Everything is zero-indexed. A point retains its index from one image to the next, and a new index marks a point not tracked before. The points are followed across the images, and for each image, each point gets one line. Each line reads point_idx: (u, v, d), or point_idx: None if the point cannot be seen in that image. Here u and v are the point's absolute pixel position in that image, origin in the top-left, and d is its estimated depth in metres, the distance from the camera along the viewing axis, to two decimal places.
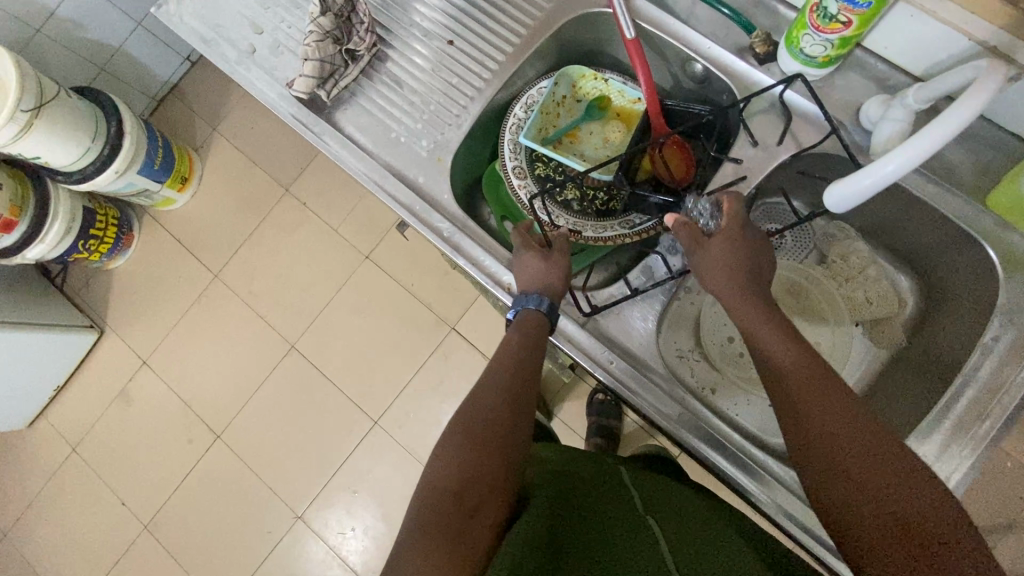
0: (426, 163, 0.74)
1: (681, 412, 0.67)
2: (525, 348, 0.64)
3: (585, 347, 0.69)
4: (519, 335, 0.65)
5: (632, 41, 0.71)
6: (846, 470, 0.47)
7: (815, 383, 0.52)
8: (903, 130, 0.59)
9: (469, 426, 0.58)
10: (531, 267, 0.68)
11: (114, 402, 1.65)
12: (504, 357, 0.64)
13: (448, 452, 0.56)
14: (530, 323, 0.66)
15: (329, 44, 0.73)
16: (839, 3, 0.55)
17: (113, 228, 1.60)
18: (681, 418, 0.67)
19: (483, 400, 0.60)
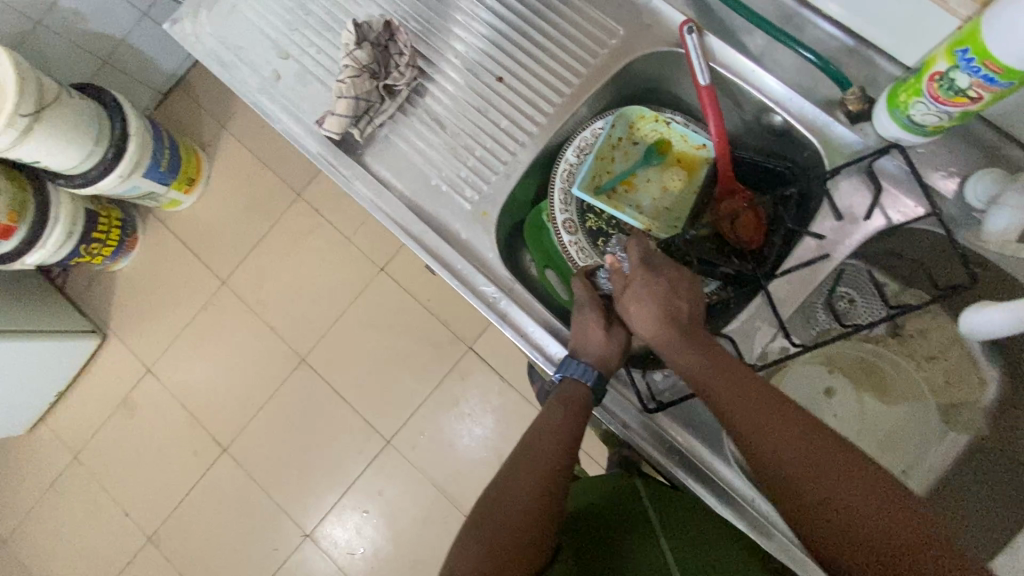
0: (468, 216, 0.67)
1: (712, 486, 0.62)
2: (567, 425, 0.58)
3: (631, 429, 0.65)
4: (561, 409, 0.59)
5: (706, 89, 0.64)
6: (824, 514, 0.47)
7: (765, 415, 0.51)
8: (1023, 220, 0.53)
9: (497, 509, 0.55)
10: (583, 332, 0.62)
11: (117, 410, 1.60)
12: (542, 432, 0.59)
13: (473, 535, 0.54)
14: (571, 394, 0.60)
15: (366, 80, 0.65)
16: (971, 78, 0.47)
17: (116, 230, 1.53)
18: (715, 491, 0.62)
19: (514, 479, 0.56)
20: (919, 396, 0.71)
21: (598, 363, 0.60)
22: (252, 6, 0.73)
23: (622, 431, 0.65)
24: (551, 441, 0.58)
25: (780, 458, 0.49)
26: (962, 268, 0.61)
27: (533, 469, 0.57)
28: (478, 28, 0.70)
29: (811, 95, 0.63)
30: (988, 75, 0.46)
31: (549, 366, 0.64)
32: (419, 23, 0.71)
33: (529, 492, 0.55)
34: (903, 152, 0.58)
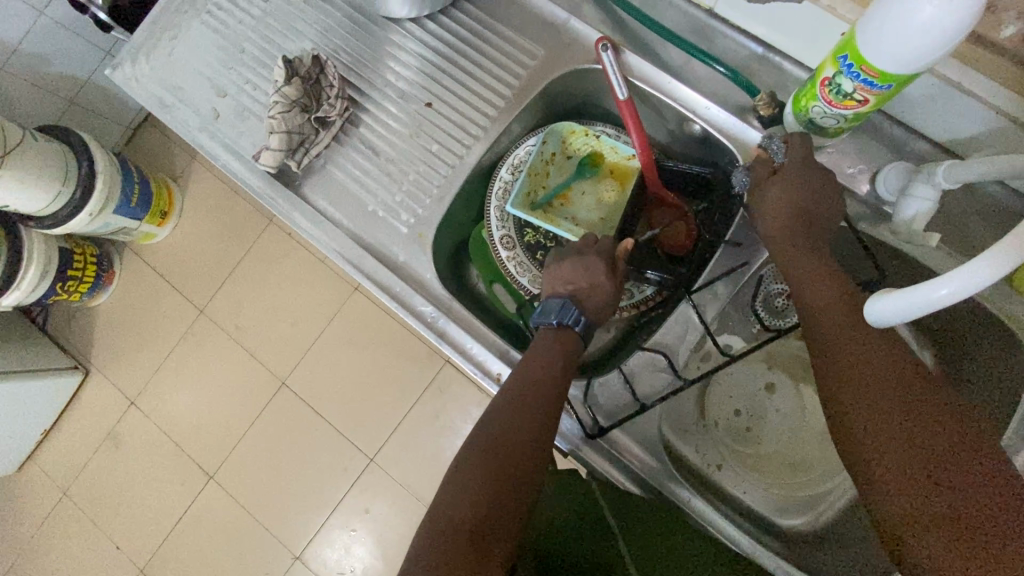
0: (406, 240, 0.69)
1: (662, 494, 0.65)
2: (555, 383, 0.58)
3: (572, 439, 0.67)
4: (544, 365, 0.59)
5: (626, 103, 0.65)
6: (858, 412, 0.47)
7: (848, 327, 0.50)
8: (928, 210, 0.54)
9: (484, 461, 0.54)
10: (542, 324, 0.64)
11: (104, 444, 1.61)
12: (528, 386, 0.58)
13: (457, 489, 0.52)
14: (552, 348, 0.61)
15: (297, 115, 0.67)
16: (853, 83, 0.49)
17: (92, 266, 1.55)
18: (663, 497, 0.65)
19: (506, 426, 0.56)
20: None
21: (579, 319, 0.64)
22: (188, 48, 0.76)
23: (563, 437, 0.67)
24: (535, 394, 0.57)
25: (852, 365, 0.49)
26: (870, 263, 0.64)
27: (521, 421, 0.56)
28: (408, 56, 0.72)
29: (724, 103, 0.65)
30: (867, 80, 0.48)
31: (488, 382, 0.65)
32: (350, 55, 0.73)
33: (515, 444, 0.54)
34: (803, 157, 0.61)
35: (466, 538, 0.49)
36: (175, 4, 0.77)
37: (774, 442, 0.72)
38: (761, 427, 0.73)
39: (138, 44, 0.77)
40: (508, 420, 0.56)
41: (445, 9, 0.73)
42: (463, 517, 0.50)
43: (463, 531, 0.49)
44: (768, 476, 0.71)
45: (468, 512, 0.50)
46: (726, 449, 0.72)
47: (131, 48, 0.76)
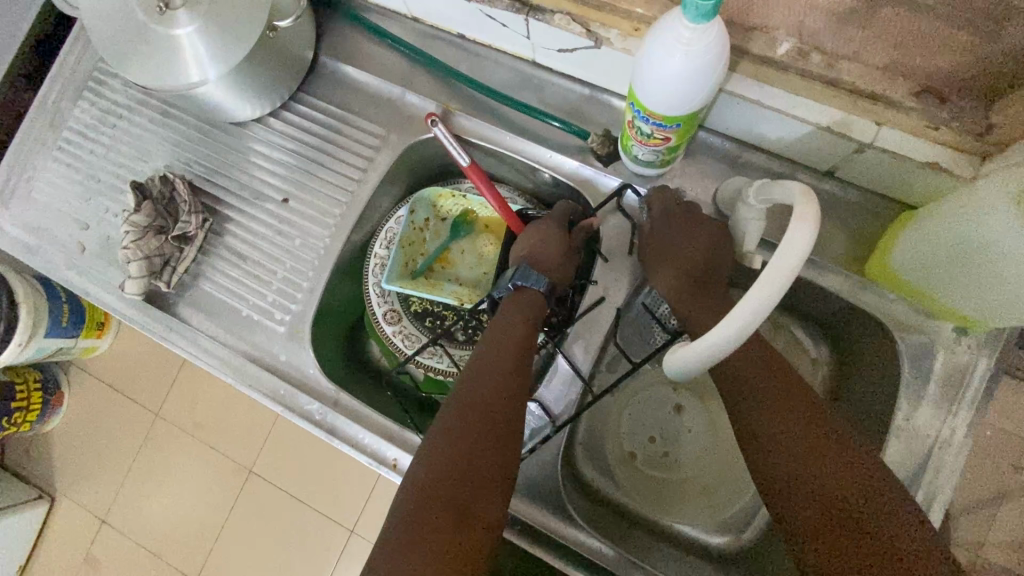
0: (285, 339, 0.68)
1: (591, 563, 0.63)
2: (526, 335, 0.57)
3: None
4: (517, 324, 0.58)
5: (469, 168, 0.66)
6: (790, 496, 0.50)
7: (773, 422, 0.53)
8: (759, 226, 0.56)
9: (459, 415, 0.50)
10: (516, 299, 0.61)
11: (81, 569, 1.57)
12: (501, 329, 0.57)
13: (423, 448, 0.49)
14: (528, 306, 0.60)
15: (152, 238, 0.68)
16: (648, 126, 0.51)
17: (37, 393, 1.53)
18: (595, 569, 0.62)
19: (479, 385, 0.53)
20: None
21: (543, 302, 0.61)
22: (45, 188, 0.76)
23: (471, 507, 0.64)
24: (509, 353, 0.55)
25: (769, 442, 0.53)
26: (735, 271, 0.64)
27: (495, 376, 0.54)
28: (261, 157, 0.73)
29: (564, 147, 0.66)
30: (657, 122, 0.49)
31: (381, 467, 0.63)
32: (203, 165, 0.73)
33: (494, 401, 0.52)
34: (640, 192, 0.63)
35: (451, 501, 0.46)
36: (25, 145, 0.77)
37: (691, 462, 0.72)
38: (677, 449, 0.73)
39: None
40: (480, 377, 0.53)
41: (287, 104, 0.73)
42: (446, 475, 0.46)
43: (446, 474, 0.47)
44: (693, 497, 0.71)
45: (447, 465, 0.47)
46: (648, 479, 0.72)
47: None
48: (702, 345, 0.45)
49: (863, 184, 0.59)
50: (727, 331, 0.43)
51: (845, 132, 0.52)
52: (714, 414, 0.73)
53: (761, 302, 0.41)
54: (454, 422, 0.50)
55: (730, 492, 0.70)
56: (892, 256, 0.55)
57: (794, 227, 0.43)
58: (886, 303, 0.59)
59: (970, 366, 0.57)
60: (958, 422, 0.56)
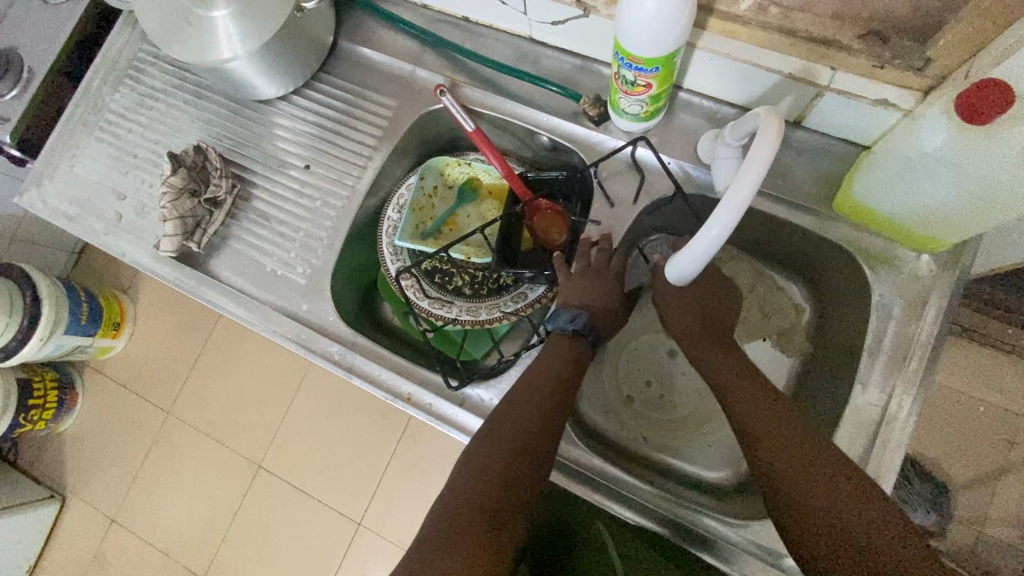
0: (306, 290, 0.74)
1: (605, 489, 0.66)
2: (562, 380, 0.64)
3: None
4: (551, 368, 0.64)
5: (474, 132, 0.73)
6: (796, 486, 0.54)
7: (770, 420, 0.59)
8: (735, 167, 0.60)
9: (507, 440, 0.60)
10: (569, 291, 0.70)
11: (90, 568, 1.58)
12: (545, 367, 0.65)
13: (467, 464, 0.60)
14: (563, 347, 0.67)
15: (187, 200, 0.74)
16: (631, 72, 0.58)
17: (53, 391, 1.57)
18: (609, 494, 0.66)
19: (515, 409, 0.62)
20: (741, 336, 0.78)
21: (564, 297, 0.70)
22: (86, 164, 0.83)
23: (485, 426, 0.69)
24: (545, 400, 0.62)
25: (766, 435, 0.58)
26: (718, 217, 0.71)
27: (526, 413, 0.62)
28: (284, 130, 0.80)
29: (559, 110, 0.73)
30: (638, 67, 0.57)
31: (395, 399, 0.69)
32: (232, 139, 0.81)
33: (531, 439, 0.60)
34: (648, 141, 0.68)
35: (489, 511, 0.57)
36: (70, 127, 0.85)
37: (685, 402, 0.77)
38: (671, 391, 0.77)
39: (41, 169, 0.84)
40: (518, 412, 0.62)
41: (309, 83, 0.81)
42: (484, 493, 0.58)
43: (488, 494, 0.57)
44: (690, 434, 0.75)
45: (489, 487, 0.58)
46: (645, 420, 0.76)
47: (35, 173, 0.84)
48: (699, 238, 0.49)
49: (826, 130, 0.66)
50: (722, 219, 0.47)
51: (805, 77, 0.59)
52: None
53: (747, 184, 0.46)
54: (490, 446, 0.60)
55: (722, 427, 0.74)
56: (854, 186, 0.61)
57: (759, 138, 0.47)
58: (856, 236, 0.65)
59: (931, 290, 0.62)
60: (924, 340, 0.62)
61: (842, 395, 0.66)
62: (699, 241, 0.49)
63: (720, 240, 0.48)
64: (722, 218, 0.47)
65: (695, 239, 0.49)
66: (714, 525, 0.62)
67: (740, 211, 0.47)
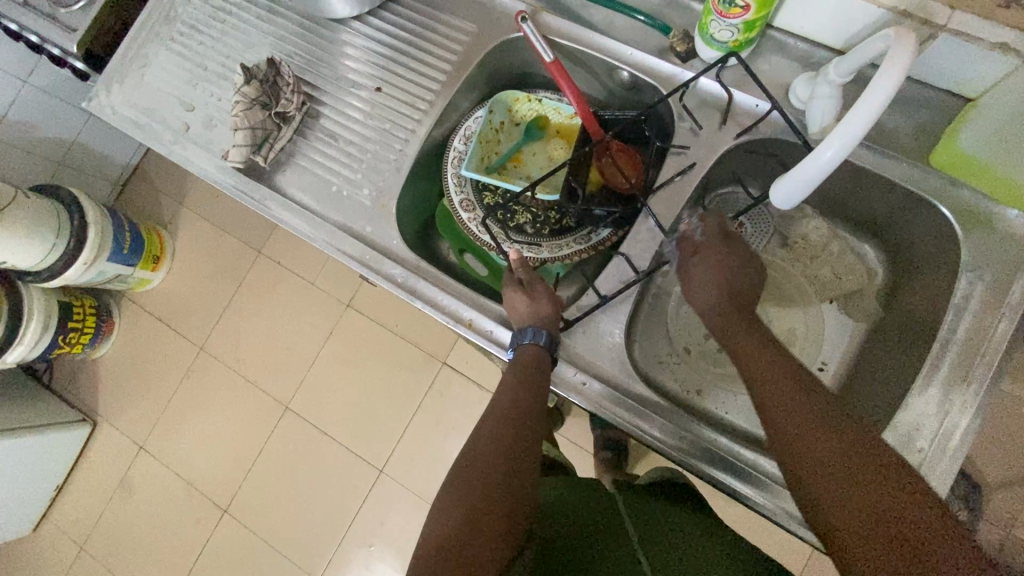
0: (371, 213, 0.74)
1: (662, 425, 0.65)
2: (534, 388, 0.62)
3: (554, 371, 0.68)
4: (516, 373, 0.63)
5: (552, 64, 0.70)
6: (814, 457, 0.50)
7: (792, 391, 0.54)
8: (832, 108, 0.60)
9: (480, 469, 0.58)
10: (517, 307, 0.67)
11: (116, 492, 1.63)
12: (509, 392, 0.63)
13: (444, 502, 0.56)
14: (529, 360, 0.64)
15: (258, 111, 0.74)
16: None
17: (92, 317, 1.60)
18: (665, 431, 0.65)
19: (491, 437, 0.60)
20: (807, 297, 0.77)
21: (544, 323, 0.65)
22: (156, 73, 0.83)
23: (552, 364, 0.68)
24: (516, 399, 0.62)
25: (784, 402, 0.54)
26: None
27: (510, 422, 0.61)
28: (354, 51, 0.79)
29: (644, 46, 0.71)
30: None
31: (456, 325, 0.69)
32: (303, 57, 0.80)
33: (505, 465, 0.58)
34: (739, 58, 0.64)
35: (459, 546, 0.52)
36: (140, 36, 0.84)
37: None
38: None
39: (111, 74, 0.84)
40: (485, 443, 0.60)
41: (384, 5, 0.80)
42: (457, 527, 0.53)
43: (453, 524, 0.53)
44: (747, 389, 0.74)
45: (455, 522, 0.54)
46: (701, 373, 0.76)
47: (104, 79, 0.83)
48: (809, 161, 0.50)
49: (928, 79, 0.63)
50: (837, 143, 0.48)
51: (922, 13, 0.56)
52: (768, 314, 0.77)
53: (875, 103, 0.45)
54: (458, 480, 0.57)
55: None
56: (962, 137, 0.59)
57: (890, 61, 0.46)
58: (955, 192, 0.62)
59: None
60: (1016, 303, 0.59)
61: (916, 357, 0.64)
62: (808, 165, 0.51)
63: (833, 166, 0.50)
64: (840, 140, 0.48)
65: (805, 163, 0.51)
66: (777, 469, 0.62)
67: (862, 134, 0.47)
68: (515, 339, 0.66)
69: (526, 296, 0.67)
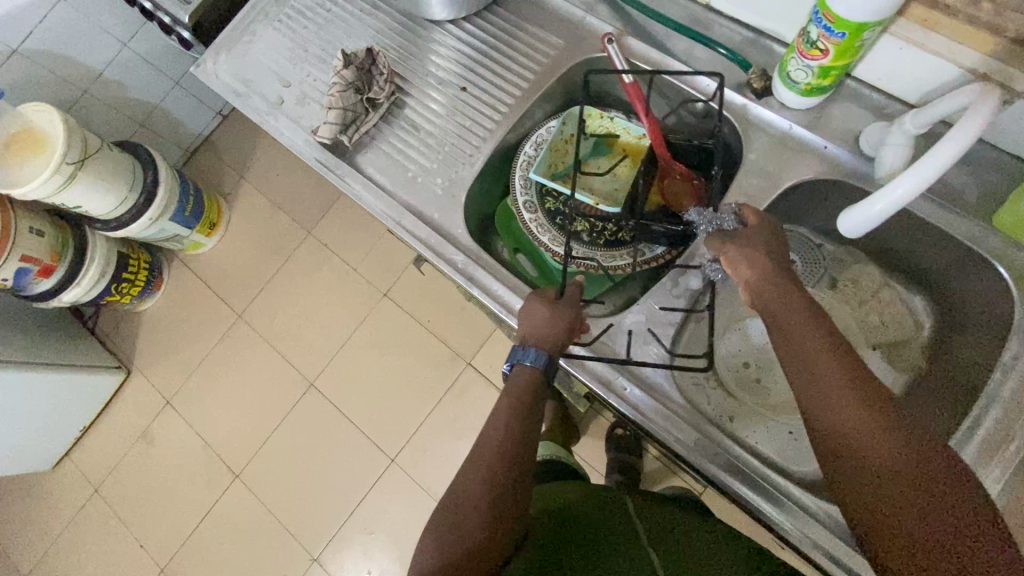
0: (441, 201, 0.79)
1: (700, 442, 0.67)
2: (527, 410, 0.62)
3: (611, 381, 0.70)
4: (508, 398, 0.63)
5: (630, 83, 0.75)
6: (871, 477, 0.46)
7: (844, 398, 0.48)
8: (904, 154, 0.62)
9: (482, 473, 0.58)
10: (531, 318, 0.67)
11: (137, 442, 1.68)
12: (508, 406, 0.62)
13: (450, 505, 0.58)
14: (520, 380, 0.64)
15: (352, 94, 0.79)
16: (817, 30, 0.59)
17: (144, 272, 1.68)
18: (704, 449, 0.67)
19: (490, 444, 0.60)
20: (856, 339, 0.77)
21: (547, 346, 0.65)
22: (261, 48, 0.89)
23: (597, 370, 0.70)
24: (522, 412, 0.62)
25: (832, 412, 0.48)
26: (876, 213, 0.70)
27: (508, 431, 0.61)
28: (444, 50, 0.84)
29: (722, 80, 0.75)
30: (826, 25, 0.57)
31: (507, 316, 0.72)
32: (398, 51, 0.85)
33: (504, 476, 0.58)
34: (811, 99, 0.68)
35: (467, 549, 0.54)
36: (250, 14, 0.91)
37: (783, 391, 0.77)
38: (769, 377, 0.78)
39: (218, 45, 0.90)
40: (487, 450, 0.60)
41: (481, 12, 0.85)
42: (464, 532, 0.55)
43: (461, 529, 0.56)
44: (781, 420, 0.76)
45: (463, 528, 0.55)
46: (738, 401, 0.77)
47: (213, 48, 0.90)
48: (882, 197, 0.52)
49: (999, 143, 0.65)
50: (910, 181, 0.50)
51: (1001, 78, 0.58)
52: None
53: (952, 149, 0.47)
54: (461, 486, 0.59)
55: None
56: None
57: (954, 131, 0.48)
58: (1016, 255, 0.63)
59: None
60: None
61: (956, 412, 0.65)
62: (880, 199, 0.52)
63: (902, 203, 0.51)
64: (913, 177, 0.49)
65: (876, 196, 0.52)
66: (803, 495, 0.64)
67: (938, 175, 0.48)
68: (513, 359, 0.66)
69: (548, 310, 0.67)
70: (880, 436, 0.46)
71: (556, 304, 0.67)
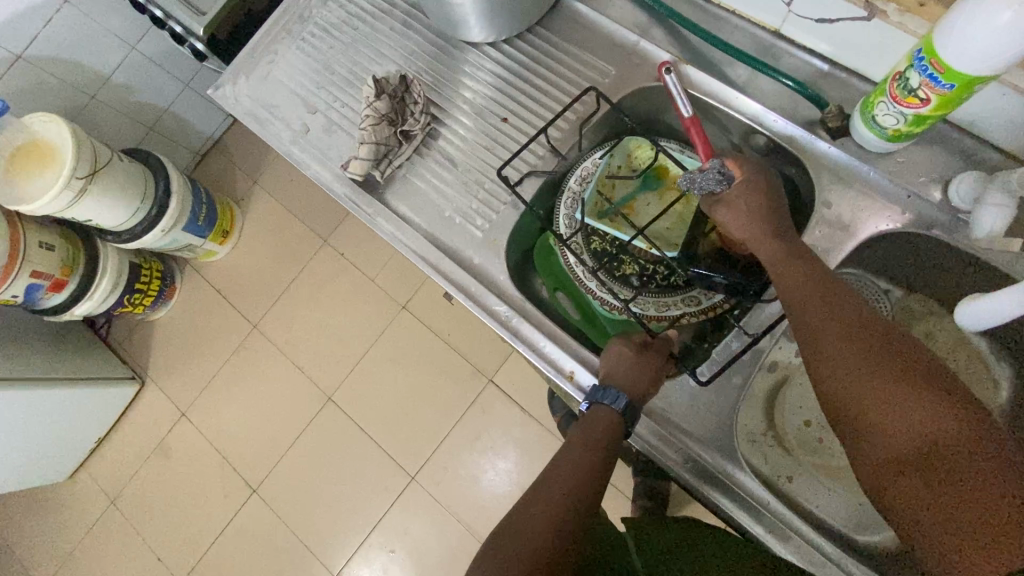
0: (480, 244, 0.73)
1: (765, 519, 0.63)
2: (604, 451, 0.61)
3: (662, 452, 0.67)
4: (585, 434, 0.62)
5: (690, 119, 0.65)
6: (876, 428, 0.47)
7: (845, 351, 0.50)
8: (1005, 217, 0.56)
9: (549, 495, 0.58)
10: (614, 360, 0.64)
11: (153, 454, 1.66)
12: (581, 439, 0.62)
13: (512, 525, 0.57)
14: (599, 420, 0.62)
15: (385, 127, 0.73)
16: (920, 77, 0.52)
17: (157, 281, 1.63)
18: (769, 526, 0.62)
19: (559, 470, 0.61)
20: None
21: (627, 390, 0.62)
22: (284, 69, 0.83)
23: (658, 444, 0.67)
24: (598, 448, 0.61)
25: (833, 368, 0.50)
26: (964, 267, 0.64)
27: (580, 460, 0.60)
28: (482, 74, 0.78)
29: (792, 116, 0.69)
30: (933, 74, 0.51)
31: (556, 375, 0.67)
32: (432, 75, 0.79)
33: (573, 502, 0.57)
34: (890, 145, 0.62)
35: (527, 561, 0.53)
36: (273, 31, 0.85)
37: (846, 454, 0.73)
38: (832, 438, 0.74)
39: (238, 66, 0.84)
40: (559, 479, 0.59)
41: (521, 33, 0.78)
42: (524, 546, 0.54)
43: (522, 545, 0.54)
44: (844, 486, 0.71)
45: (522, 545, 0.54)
46: (796, 462, 0.73)
47: (232, 69, 0.84)
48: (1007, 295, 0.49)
49: None
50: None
51: None
52: None
53: None
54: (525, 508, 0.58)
55: None
56: None
57: None
58: None
59: None
60: None
61: None
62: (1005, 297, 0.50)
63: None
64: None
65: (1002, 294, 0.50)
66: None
67: None
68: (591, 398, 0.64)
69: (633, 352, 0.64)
70: (880, 389, 0.47)
71: (640, 349, 0.64)
